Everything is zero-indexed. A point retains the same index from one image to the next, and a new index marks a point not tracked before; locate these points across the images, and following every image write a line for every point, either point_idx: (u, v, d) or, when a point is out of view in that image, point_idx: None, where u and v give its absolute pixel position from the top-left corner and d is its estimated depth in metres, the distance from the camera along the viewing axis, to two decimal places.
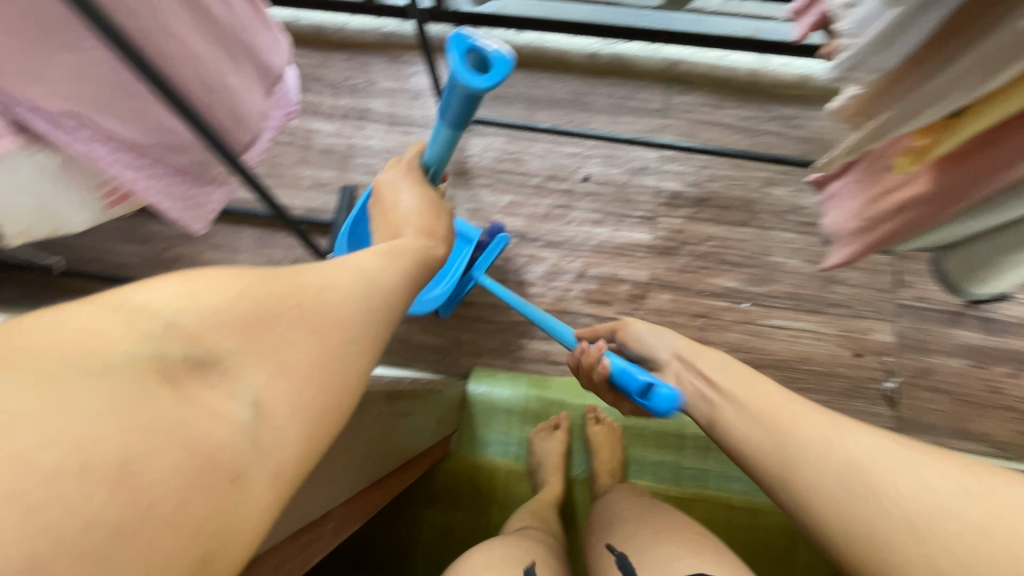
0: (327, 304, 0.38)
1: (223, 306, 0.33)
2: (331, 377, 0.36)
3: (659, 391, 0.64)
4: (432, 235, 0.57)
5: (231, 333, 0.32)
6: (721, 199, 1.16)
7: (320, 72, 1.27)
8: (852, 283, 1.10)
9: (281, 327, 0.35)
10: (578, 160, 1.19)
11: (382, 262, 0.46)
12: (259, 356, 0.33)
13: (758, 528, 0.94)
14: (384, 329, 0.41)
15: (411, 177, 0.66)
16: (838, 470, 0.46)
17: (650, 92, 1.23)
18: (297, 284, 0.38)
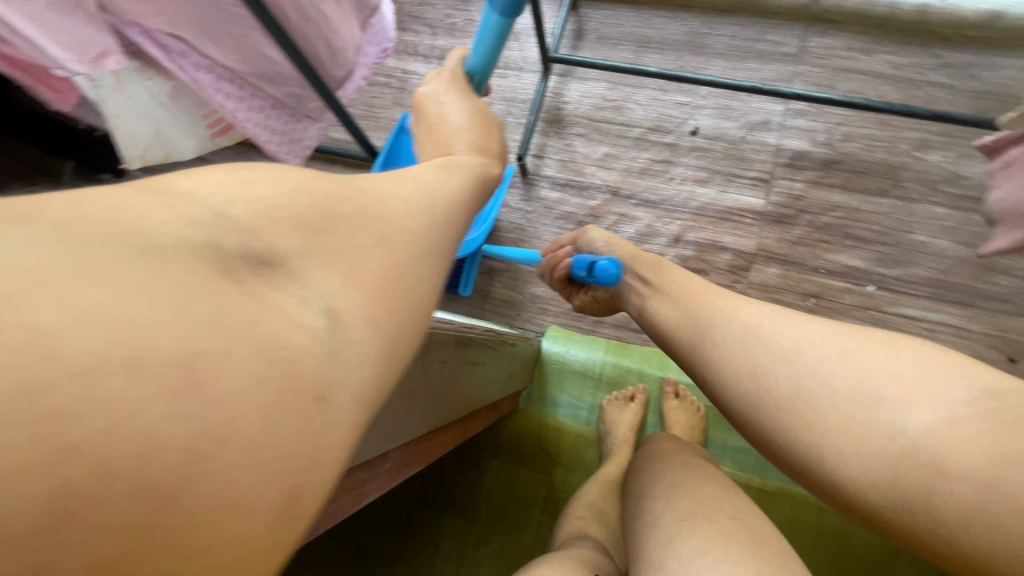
0: (392, 213, 0.33)
1: (282, 200, 0.29)
2: (404, 292, 0.31)
3: (598, 264, 0.69)
4: (485, 151, 0.55)
5: (290, 232, 0.28)
6: (857, 163, 0.99)
7: (420, 9, 1.24)
8: (1016, 274, 0.91)
9: (347, 231, 0.30)
10: (688, 111, 1.07)
11: (451, 181, 0.41)
12: (326, 259, 0.28)
13: (854, 539, 0.84)
14: (449, 246, 0.37)
15: (455, 87, 0.64)
16: (829, 369, 0.42)
17: (783, 32, 1.06)
18: (357, 187, 0.33)
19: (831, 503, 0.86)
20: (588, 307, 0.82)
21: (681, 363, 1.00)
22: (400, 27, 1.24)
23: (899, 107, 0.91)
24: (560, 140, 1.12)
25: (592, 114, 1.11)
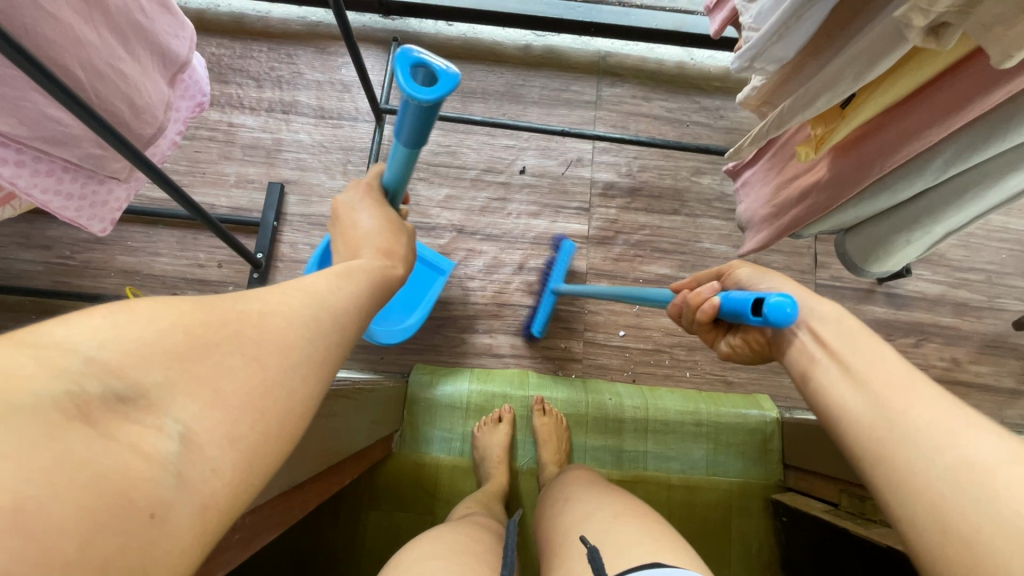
0: (268, 330, 0.39)
1: (155, 336, 0.32)
2: (271, 404, 0.37)
3: (771, 302, 0.49)
4: (389, 254, 0.66)
5: (159, 367, 0.31)
6: (653, 189, 1.20)
7: (241, 62, 1.21)
8: (774, 266, 1.17)
9: (218, 354, 0.35)
10: (514, 152, 1.20)
11: (332, 286, 0.50)
12: (190, 388, 0.32)
13: (696, 503, 0.99)
14: (324, 355, 0.44)
15: (368, 199, 0.72)
16: (890, 410, 0.43)
17: (583, 84, 1.25)
18: (236, 309, 0.39)
19: (676, 478, 1.00)
20: (740, 354, 0.67)
21: (540, 379, 1.07)
22: (221, 79, 1.19)
23: (674, 142, 1.12)
24: None
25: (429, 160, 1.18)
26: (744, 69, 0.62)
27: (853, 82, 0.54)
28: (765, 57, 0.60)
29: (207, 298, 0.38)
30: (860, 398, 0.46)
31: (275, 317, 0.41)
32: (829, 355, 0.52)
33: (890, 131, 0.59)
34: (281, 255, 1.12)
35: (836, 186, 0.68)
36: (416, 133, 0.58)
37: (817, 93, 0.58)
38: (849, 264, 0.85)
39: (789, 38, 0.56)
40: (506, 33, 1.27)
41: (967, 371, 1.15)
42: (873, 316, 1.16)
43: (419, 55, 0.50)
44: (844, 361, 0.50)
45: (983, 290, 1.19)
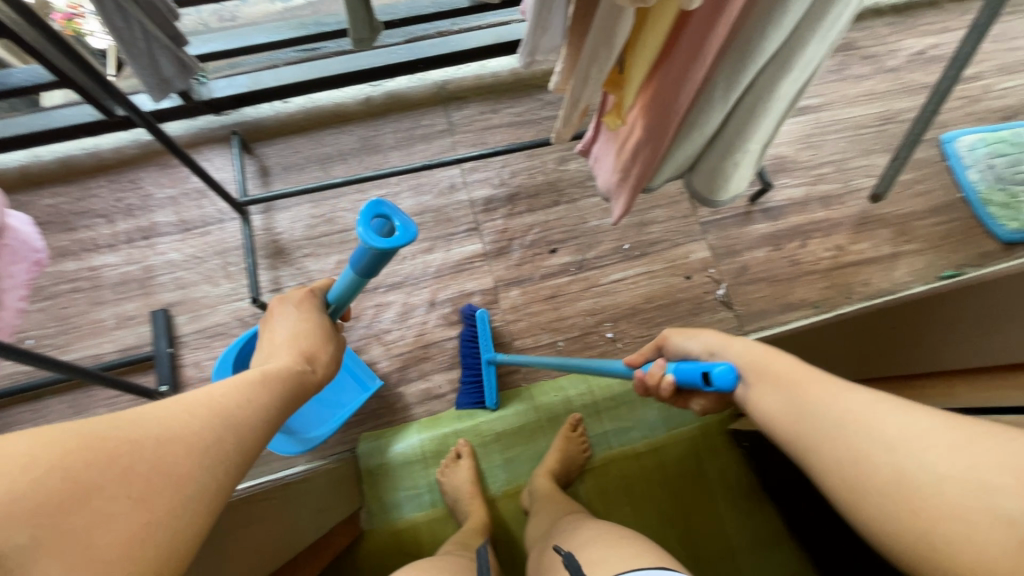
0: (160, 462, 0.41)
1: (26, 487, 0.34)
2: (156, 545, 0.39)
3: (716, 370, 0.54)
4: (309, 358, 0.62)
5: (23, 531, 0.33)
6: (529, 191, 1.24)
7: (84, 204, 1.16)
8: (660, 220, 1.24)
9: (99, 498, 0.37)
10: (389, 200, 1.22)
11: (243, 398, 0.51)
12: (55, 549, 0.34)
13: (667, 462, 1.02)
14: (229, 477, 0.46)
15: (305, 305, 0.66)
16: (893, 448, 0.43)
17: (432, 115, 1.29)
18: (126, 438, 0.41)
19: (643, 446, 1.03)
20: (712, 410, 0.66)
21: (486, 402, 1.05)
22: (67, 227, 1.14)
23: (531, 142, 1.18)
24: (291, 267, 1.16)
25: (311, 236, 1.19)
26: (530, 65, 0.67)
27: (609, 51, 0.60)
28: (542, 50, 0.65)
29: (94, 430, 0.40)
30: (834, 428, 0.47)
31: (174, 442, 0.43)
32: (782, 390, 0.53)
33: (670, 76, 0.66)
34: (188, 378, 1.07)
35: (652, 137, 0.75)
36: (370, 269, 0.58)
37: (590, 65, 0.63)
38: (700, 200, 0.91)
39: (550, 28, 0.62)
40: (344, 94, 1.29)
41: (853, 251, 1.26)
42: (757, 233, 1.26)
43: (385, 209, 0.53)
44: (803, 389, 0.52)
45: (838, 179, 1.32)
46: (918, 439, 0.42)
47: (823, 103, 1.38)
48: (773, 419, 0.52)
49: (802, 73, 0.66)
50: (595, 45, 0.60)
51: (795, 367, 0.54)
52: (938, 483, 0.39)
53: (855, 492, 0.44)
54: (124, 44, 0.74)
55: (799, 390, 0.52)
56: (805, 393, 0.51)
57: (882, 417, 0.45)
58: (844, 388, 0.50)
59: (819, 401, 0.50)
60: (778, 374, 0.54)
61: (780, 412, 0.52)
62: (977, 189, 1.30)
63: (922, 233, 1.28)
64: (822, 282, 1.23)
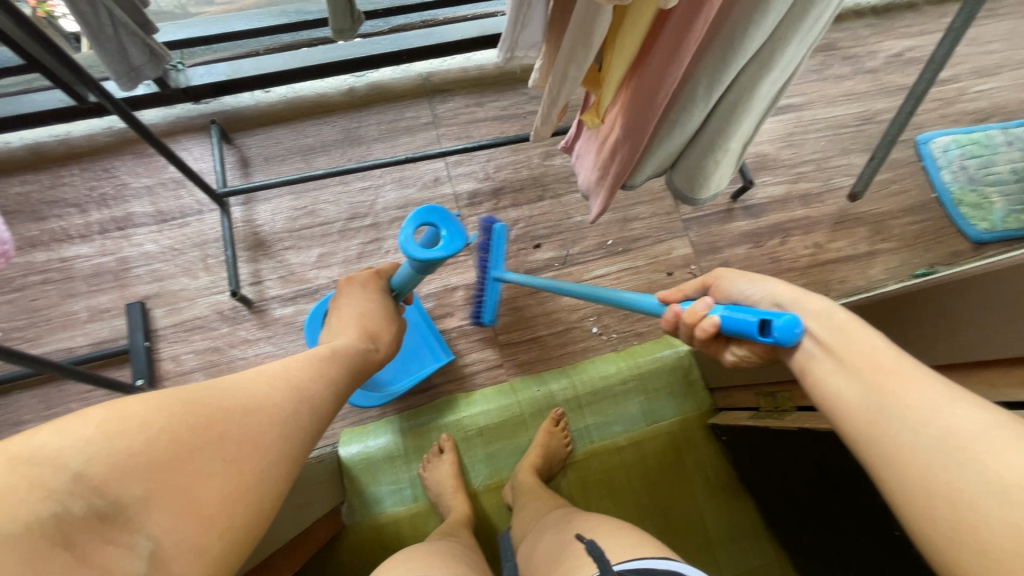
0: (242, 430, 0.51)
1: (143, 445, 0.42)
2: (243, 498, 0.47)
3: (779, 323, 0.50)
4: (372, 337, 0.79)
5: (142, 484, 0.41)
6: (514, 186, 1.24)
7: (56, 193, 1.12)
8: (644, 216, 1.25)
9: (198, 459, 0.46)
10: (373, 193, 1.21)
11: (312, 374, 0.63)
12: (164, 502, 0.42)
13: (648, 456, 1.03)
14: (294, 446, 0.56)
15: (374, 287, 0.84)
16: (1010, 495, 0.35)
17: (416, 108, 1.28)
18: (219, 409, 0.50)
19: (624, 440, 1.04)
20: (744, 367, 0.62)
21: (469, 397, 1.06)
22: (36, 217, 1.10)
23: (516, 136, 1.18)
24: (272, 260, 1.15)
25: (293, 229, 1.17)
26: (510, 59, 0.69)
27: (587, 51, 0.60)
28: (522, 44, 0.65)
29: (193, 400, 0.49)
30: (933, 450, 0.40)
31: (258, 412, 0.54)
32: (850, 371, 0.48)
33: (650, 75, 0.66)
34: (165, 373, 1.05)
35: (633, 135, 0.75)
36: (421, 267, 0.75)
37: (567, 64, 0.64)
38: (682, 198, 0.92)
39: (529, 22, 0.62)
40: (327, 84, 1.27)
41: (831, 249, 1.28)
42: (738, 230, 1.27)
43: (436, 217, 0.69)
44: (890, 385, 0.45)
45: (818, 178, 1.34)
46: (987, 446, 0.38)
47: (804, 102, 1.40)
48: (830, 395, 0.49)
49: (782, 73, 0.67)
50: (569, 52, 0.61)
51: (881, 350, 0.48)
52: (985, 492, 0.36)
53: (950, 529, 0.38)
54: (91, 30, 0.72)
55: (885, 387, 0.45)
56: (897, 396, 0.44)
57: (952, 414, 0.41)
58: (954, 396, 0.42)
59: (888, 391, 0.45)
60: (859, 358, 0.48)
61: (859, 406, 0.47)
62: (951, 190, 1.34)
63: (897, 232, 1.31)
64: (801, 279, 1.25)
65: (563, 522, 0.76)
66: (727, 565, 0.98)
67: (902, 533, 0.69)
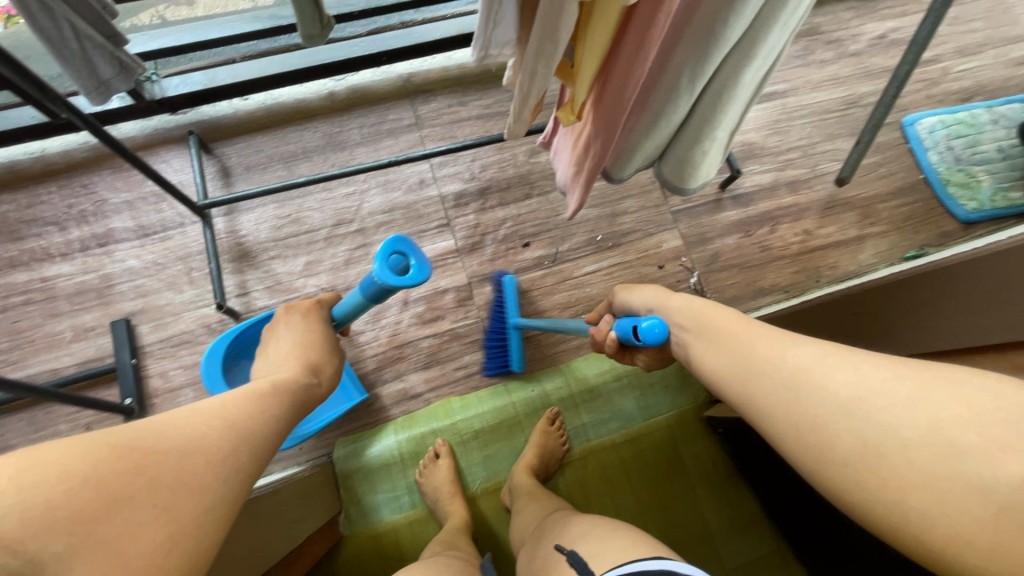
0: (178, 472, 0.49)
1: (62, 496, 0.41)
2: (177, 547, 0.46)
3: (642, 326, 0.67)
4: (315, 371, 0.75)
5: (58, 540, 0.40)
6: (500, 185, 1.23)
7: (34, 211, 1.10)
8: (632, 210, 1.24)
9: (128, 506, 0.44)
10: (357, 198, 1.20)
11: (251, 411, 0.60)
12: (85, 554, 0.41)
13: (645, 452, 1.03)
14: (239, 484, 0.54)
15: (315, 317, 0.80)
16: (848, 406, 0.47)
17: (399, 110, 1.27)
18: (153, 450, 0.48)
19: (621, 436, 1.04)
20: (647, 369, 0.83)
21: (463, 400, 1.05)
22: (15, 236, 1.08)
23: (499, 135, 1.17)
24: (257, 270, 1.13)
25: (277, 237, 1.15)
26: (484, 58, 0.68)
27: (556, 42, 0.62)
28: (493, 43, 0.66)
29: (121, 443, 0.47)
30: (788, 387, 0.53)
31: (195, 453, 0.51)
32: (723, 348, 0.62)
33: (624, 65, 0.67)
34: (154, 389, 1.03)
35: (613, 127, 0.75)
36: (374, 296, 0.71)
37: (543, 42, 0.63)
38: (670, 188, 0.91)
39: (499, 21, 0.63)
40: (307, 89, 1.26)
41: (820, 236, 1.28)
42: (727, 220, 1.27)
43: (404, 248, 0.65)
44: (745, 350, 0.59)
45: (805, 164, 1.33)
46: (826, 376, 0.50)
47: (789, 88, 1.40)
48: (711, 372, 0.62)
49: (765, 60, 0.66)
50: (544, 27, 0.60)
51: (728, 324, 0.64)
52: (833, 405, 0.49)
53: (822, 454, 0.48)
54: (53, 45, 0.71)
55: (753, 354, 0.58)
56: (758, 358, 0.57)
57: (795, 355, 0.55)
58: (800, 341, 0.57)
59: (760, 358, 0.57)
60: (713, 334, 0.64)
61: (733, 370, 0.59)
62: (937, 170, 1.33)
63: (886, 216, 1.31)
64: (792, 267, 1.25)
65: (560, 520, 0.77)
66: (727, 557, 0.98)
67: None
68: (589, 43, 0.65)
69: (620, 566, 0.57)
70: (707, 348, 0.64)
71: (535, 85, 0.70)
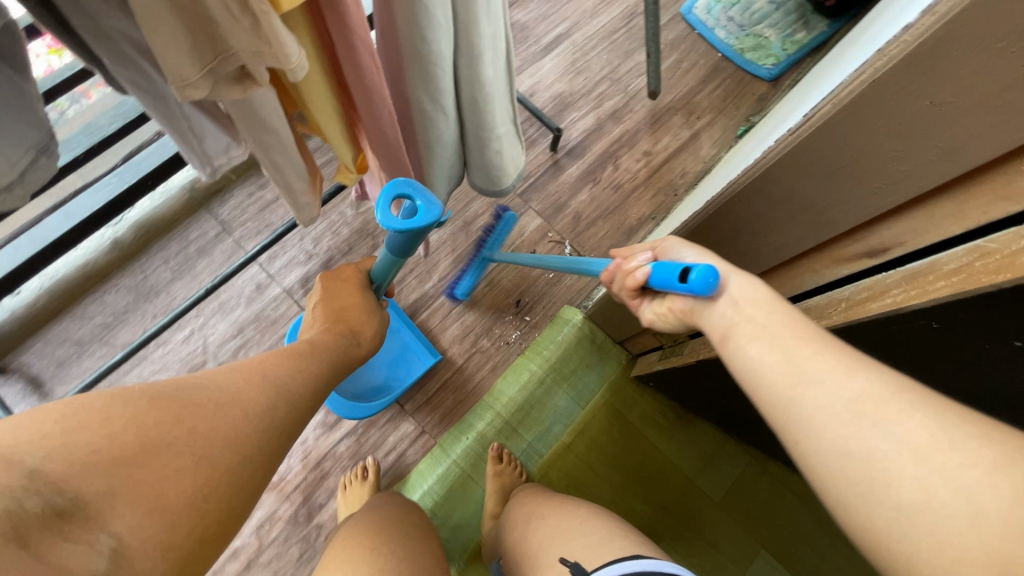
0: (212, 423, 0.46)
1: (104, 438, 0.38)
2: (215, 501, 0.44)
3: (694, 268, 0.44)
4: (355, 333, 0.73)
5: (102, 479, 0.37)
6: (342, 251, 1.13)
7: None
8: (482, 211, 1.19)
9: (165, 453, 0.42)
10: (198, 336, 1.07)
11: (289, 368, 0.58)
12: (129, 496, 0.38)
13: (595, 438, 1.01)
14: (268, 446, 0.51)
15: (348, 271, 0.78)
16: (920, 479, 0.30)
17: (199, 223, 1.13)
18: (192, 403, 0.46)
19: (567, 435, 1.01)
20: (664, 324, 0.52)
21: (407, 485, 0.99)
22: None
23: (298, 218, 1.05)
24: None
25: None
26: (215, 170, 0.57)
27: (275, 134, 0.49)
28: (210, 152, 0.55)
29: (159, 395, 0.45)
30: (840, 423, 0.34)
31: (230, 409, 0.49)
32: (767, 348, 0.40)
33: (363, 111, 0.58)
34: None
35: (395, 170, 0.67)
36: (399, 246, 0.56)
37: (259, 138, 0.50)
38: (490, 193, 0.85)
39: (200, 131, 0.52)
40: (89, 248, 1.08)
41: (660, 150, 1.28)
42: (573, 177, 1.24)
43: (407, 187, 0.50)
44: (796, 351, 0.39)
45: (617, 90, 1.32)
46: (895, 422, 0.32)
47: (570, 26, 1.37)
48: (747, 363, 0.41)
49: (496, 49, 0.61)
50: (245, 126, 0.47)
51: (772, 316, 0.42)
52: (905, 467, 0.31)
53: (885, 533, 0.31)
54: None
55: (802, 379, 0.37)
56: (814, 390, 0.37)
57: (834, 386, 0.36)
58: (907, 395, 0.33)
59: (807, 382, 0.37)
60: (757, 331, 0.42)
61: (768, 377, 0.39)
62: (729, 44, 1.38)
63: (705, 104, 1.33)
64: (649, 192, 1.25)
65: (528, 521, 0.73)
66: (711, 490, 0.98)
67: None
68: (315, 110, 0.54)
69: (608, 566, 0.55)
70: (754, 344, 0.41)
71: (292, 186, 0.59)
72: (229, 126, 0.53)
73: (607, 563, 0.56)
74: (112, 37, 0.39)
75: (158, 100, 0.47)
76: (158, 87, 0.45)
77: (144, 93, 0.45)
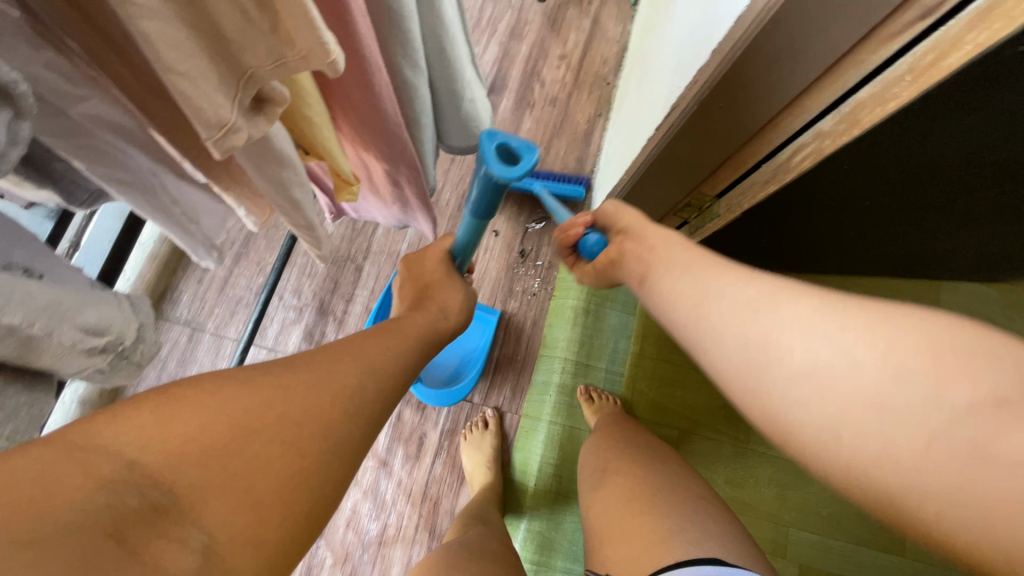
0: (299, 408, 0.39)
1: (196, 430, 0.34)
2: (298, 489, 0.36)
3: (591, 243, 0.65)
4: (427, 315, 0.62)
5: (195, 469, 0.32)
6: (330, 288, 1.03)
7: None
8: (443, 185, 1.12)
9: (258, 438, 0.36)
10: None
11: (363, 362, 0.47)
12: (221, 491, 0.32)
13: (658, 334, 1.03)
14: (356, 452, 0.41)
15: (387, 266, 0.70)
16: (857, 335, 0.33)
17: (162, 337, 0.98)
18: (281, 385, 0.40)
19: (636, 344, 1.03)
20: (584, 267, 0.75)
21: (522, 466, 1.00)
22: None
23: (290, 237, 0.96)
24: None
25: None
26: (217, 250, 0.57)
27: (286, 156, 0.44)
28: (206, 231, 0.54)
29: (265, 381, 0.39)
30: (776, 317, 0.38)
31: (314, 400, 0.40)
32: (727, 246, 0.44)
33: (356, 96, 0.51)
34: None
35: (400, 154, 0.61)
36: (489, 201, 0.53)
37: (269, 172, 0.44)
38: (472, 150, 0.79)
39: (193, 208, 0.51)
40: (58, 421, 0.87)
41: (572, 48, 1.24)
42: (508, 113, 1.19)
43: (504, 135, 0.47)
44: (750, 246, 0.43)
45: (504, 6, 1.24)
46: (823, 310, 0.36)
47: None
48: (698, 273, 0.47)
49: None
50: (257, 163, 0.42)
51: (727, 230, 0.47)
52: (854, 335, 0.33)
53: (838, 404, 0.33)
54: None
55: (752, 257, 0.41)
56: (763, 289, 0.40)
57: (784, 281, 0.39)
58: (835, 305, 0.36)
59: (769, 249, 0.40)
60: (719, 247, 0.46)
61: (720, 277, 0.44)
62: None
63: None
64: (583, 93, 1.21)
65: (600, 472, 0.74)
66: None
67: (870, 201, 0.68)
68: (313, 124, 0.46)
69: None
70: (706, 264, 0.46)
71: (315, 224, 0.56)
72: (217, 197, 0.53)
73: (662, 566, 0.55)
74: (79, 129, 0.37)
75: (148, 192, 0.45)
76: (143, 174, 0.44)
77: (131, 189, 0.44)
